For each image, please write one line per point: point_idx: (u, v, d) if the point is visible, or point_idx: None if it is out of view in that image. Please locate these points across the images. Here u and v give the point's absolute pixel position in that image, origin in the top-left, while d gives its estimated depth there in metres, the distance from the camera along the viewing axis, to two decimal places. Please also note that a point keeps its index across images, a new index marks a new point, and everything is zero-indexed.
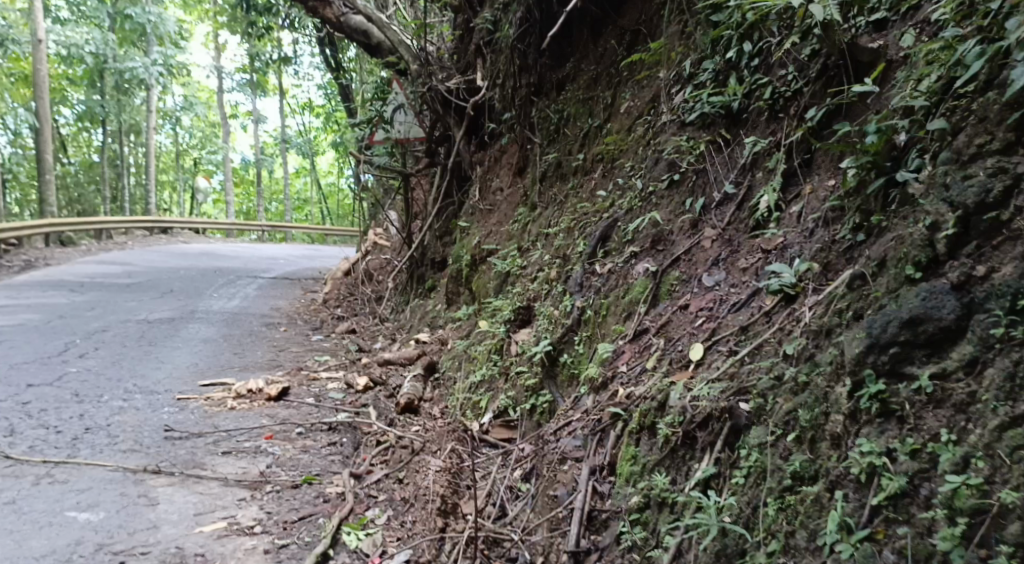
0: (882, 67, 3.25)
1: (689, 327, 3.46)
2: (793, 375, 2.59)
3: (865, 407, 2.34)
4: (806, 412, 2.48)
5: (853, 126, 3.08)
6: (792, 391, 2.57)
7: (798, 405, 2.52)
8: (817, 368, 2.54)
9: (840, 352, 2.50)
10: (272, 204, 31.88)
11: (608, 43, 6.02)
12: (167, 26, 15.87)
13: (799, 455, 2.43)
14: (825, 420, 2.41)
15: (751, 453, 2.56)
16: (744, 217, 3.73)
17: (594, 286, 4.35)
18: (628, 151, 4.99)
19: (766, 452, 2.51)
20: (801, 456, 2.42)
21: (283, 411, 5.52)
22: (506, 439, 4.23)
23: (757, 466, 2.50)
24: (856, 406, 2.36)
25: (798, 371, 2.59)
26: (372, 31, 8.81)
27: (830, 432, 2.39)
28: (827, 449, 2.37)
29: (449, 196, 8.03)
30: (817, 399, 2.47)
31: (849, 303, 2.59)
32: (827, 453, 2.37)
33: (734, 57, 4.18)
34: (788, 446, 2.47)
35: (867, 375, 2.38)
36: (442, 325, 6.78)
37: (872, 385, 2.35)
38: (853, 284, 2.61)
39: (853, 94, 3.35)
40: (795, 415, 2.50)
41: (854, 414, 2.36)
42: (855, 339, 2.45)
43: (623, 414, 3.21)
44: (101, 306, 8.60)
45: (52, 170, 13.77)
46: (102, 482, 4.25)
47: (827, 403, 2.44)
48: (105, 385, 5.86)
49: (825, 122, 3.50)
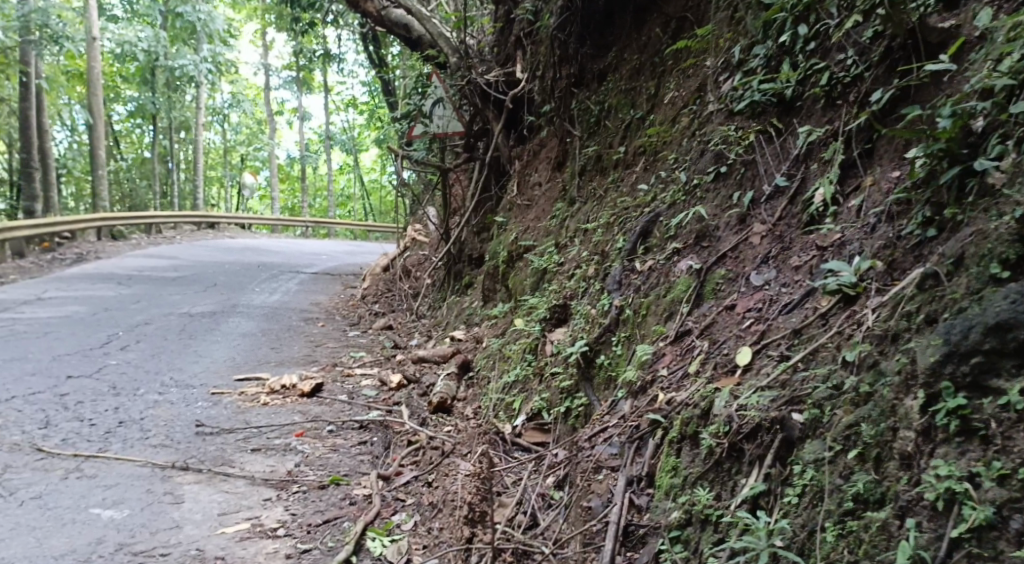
0: (960, 43, 2.98)
1: (736, 329, 3.22)
2: (854, 385, 2.34)
3: (941, 424, 2.08)
4: (870, 426, 2.23)
5: (924, 110, 2.83)
6: (852, 403, 2.32)
7: (860, 418, 2.27)
8: (882, 378, 2.28)
9: (910, 360, 2.24)
10: (316, 200, 32.19)
11: (652, 31, 5.78)
12: (217, 24, 15.92)
13: (862, 475, 2.18)
14: (893, 436, 2.17)
15: (805, 469, 2.31)
16: (797, 212, 3.48)
17: (634, 284, 4.13)
18: (671, 143, 4.75)
19: (823, 470, 2.27)
20: (866, 477, 2.17)
21: (315, 408, 5.41)
22: (539, 443, 4.04)
23: (813, 486, 2.26)
24: (931, 423, 2.11)
25: (860, 381, 2.33)
26: (413, 25, 8.76)
27: (899, 451, 2.14)
28: (896, 470, 2.12)
29: (487, 190, 7.85)
30: (883, 412, 2.22)
31: (921, 305, 2.33)
32: (896, 474, 2.12)
33: (788, 41, 3.93)
34: (849, 464, 2.22)
35: (944, 388, 2.12)
36: (477, 323, 6.62)
37: (950, 399, 2.10)
38: (924, 285, 2.35)
39: (923, 76, 3.09)
40: (857, 429, 2.25)
41: (927, 431, 2.11)
42: (930, 347, 2.20)
43: (664, 421, 3.00)
44: (145, 299, 8.63)
45: (104, 164, 13.97)
46: (129, 478, 4.18)
47: (895, 418, 2.19)
48: (142, 379, 5.83)
49: (891, 108, 3.25)
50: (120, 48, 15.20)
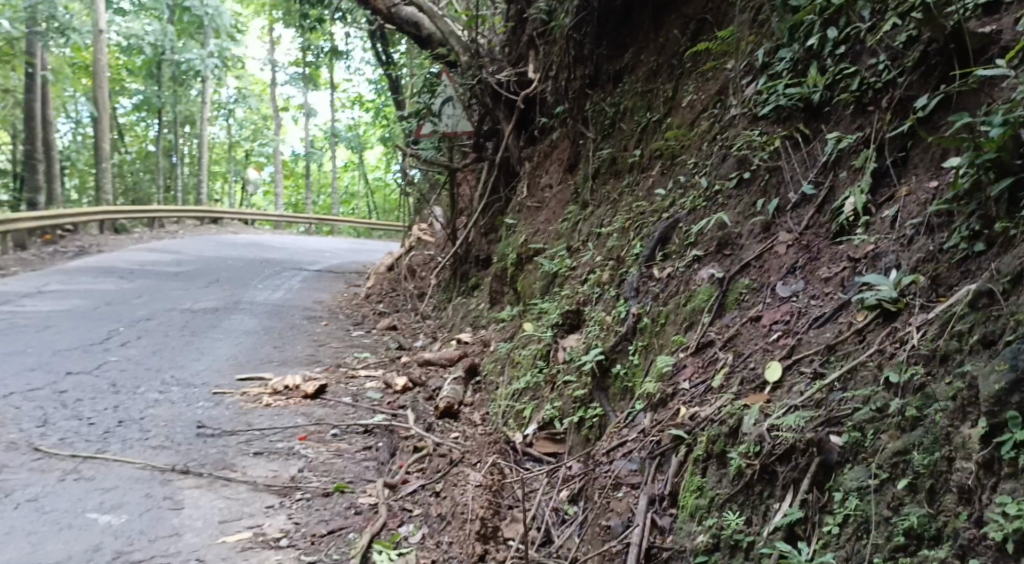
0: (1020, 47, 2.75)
1: (762, 342, 3.09)
2: (899, 408, 2.21)
3: (1007, 457, 1.91)
4: (922, 454, 2.09)
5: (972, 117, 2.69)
6: (899, 428, 2.19)
7: (910, 444, 2.13)
8: (933, 403, 2.15)
9: (966, 385, 2.10)
10: (320, 196, 32.11)
11: (670, 32, 5.66)
12: (224, 19, 15.82)
13: (913, 507, 2.04)
14: (949, 468, 2.02)
15: (847, 497, 2.18)
16: (826, 221, 3.37)
17: (652, 291, 4.00)
18: (690, 147, 4.63)
19: (868, 499, 2.14)
20: (918, 510, 2.03)
21: (319, 410, 5.29)
22: (551, 453, 3.92)
23: (857, 515, 2.13)
24: (994, 456, 1.94)
25: (906, 404, 2.20)
26: (424, 22, 8.63)
27: (957, 484, 1.99)
28: (954, 504, 1.97)
29: (496, 191, 7.73)
30: (937, 440, 2.08)
31: (973, 325, 2.19)
32: (954, 509, 1.96)
33: (817, 44, 3.81)
34: (898, 495, 2.09)
35: (1010, 418, 1.95)
36: (484, 326, 6.49)
37: (1018, 431, 1.92)
38: (978, 303, 2.22)
39: (964, 83, 2.97)
40: (907, 457, 2.12)
41: (989, 464, 1.95)
42: (987, 372, 2.07)
43: (687, 437, 2.87)
44: (148, 295, 8.52)
45: (109, 157, 13.86)
46: (128, 481, 4.06)
47: (951, 447, 2.05)
48: (143, 376, 5.72)
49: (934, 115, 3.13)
50: (126, 42, 15.10)
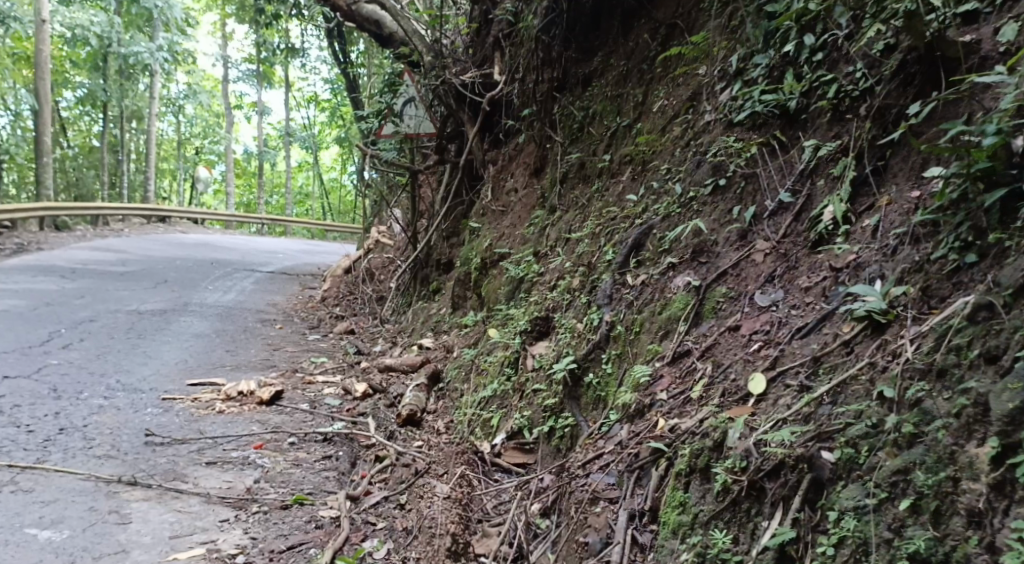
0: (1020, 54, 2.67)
1: (742, 352, 3.03)
2: (896, 424, 2.16)
3: (1021, 480, 1.89)
4: (926, 474, 2.04)
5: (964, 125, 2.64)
6: (897, 445, 2.13)
7: (910, 463, 2.08)
8: (931, 420, 2.10)
9: (971, 403, 2.05)
10: (273, 197, 31.49)
11: (640, 37, 5.61)
12: (175, 12, 15.36)
13: (917, 530, 1.99)
14: (955, 489, 1.98)
15: (843, 517, 2.12)
16: (804, 229, 3.33)
17: (626, 298, 3.91)
18: (662, 153, 4.57)
19: (866, 520, 2.08)
20: (924, 533, 1.97)
21: (275, 417, 5.07)
22: (520, 464, 3.81)
23: (855, 536, 2.07)
24: (1007, 477, 1.91)
25: (903, 420, 2.15)
26: (385, 22, 8.54)
27: (965, 506, 1.95)
28: (963, 528, 1.93)
29: (459, 195, 7.58)
30: (941, 459, 2.03)
31: (973, 339, 2.16)
32: (963, 533, 1.92)
33: (793, 51, 3.78)
34: (900, 516, 2.03)
35: None
36: (447, 331, 6.34)
37: None
38: (977, 317, 2.19)
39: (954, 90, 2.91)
40: (909, 476, 2.06)
41: (1000, 485, 1.92)
42: (994, 391, 2.03)
43: (667, 450, 2.82)
44: (91, 295, 8.13)
45: (49, 152, 13.27)
46: (70, 494, 3.81)
47: (956, 467, 2.00)
48: (87, 381, 5.42)
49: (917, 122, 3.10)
50: (72, 33, 14.58)
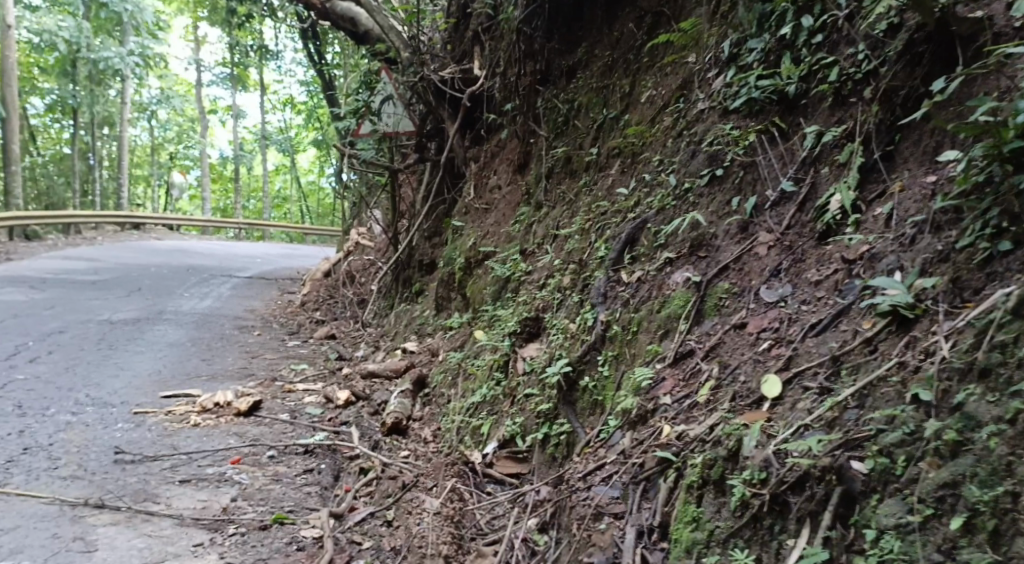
0: None
1: (750, 352, 2.85)
2: (936, 431, 2.01)
3: None
4: (978, 489, 1.88)
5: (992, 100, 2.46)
6: (939, 455, 1.99)
7: (957, 475, 1.93)
8: (978, 427, 1.96)
9: None
10: (250, 201, 31.07)
11: (625, 26, 5.42)
12: (145, 16, 15.02)
13: (974, 552, 1.83)
14: (1016, 505, 1.81)
15: (882, 536, 1.97)
16: (809, 220, 3.15)
17: (621, 297, 3.71)
18: (653, 144, 4.38)
19: (911, 540, 1.92)
20: (982, 556, 1.81)
21: (254, 429, 4.82)
22: (513, 474, 3.59)
23: (901, 558, 1.91)
24: None
25: (945, 427, 2.01)
26: (360, 18, 8.33)
27: None
28: None
29: (441, 194, 7.36)
30: (996, 472, 1.87)
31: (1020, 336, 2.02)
32: None
33: (790, 34, 3.60)
34: (952, 536, 1.88)
35: None
36: (431, 334, 6.12)
37: None
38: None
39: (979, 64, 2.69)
40: (958, 490, 1.91)
41: None
42: None
43: (676, 460, 2.64)
44: (61, 305, 7.82)
45: (17, 160, 12.86)
46: (31, 520, 3.54)
47: (1014, 480, 1.84)
48: (54, 396, 5.13)
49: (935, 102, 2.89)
50: (38, 37, 14.13)
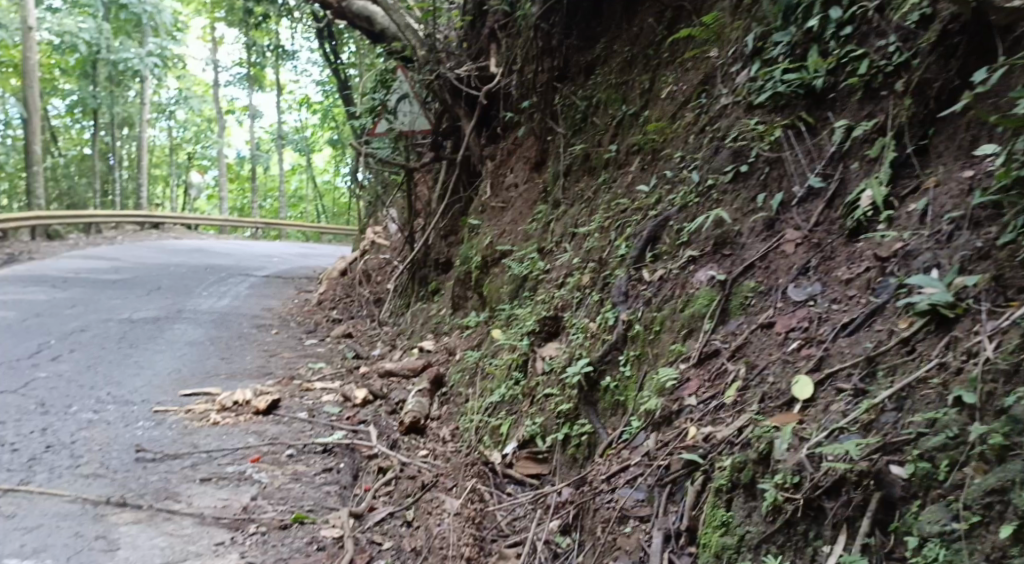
0: None
1: (778, 352, 2.78)
2: (982, 435, 1.95)
3: None
4: None
5: None
6: (985, 460, 1.93)
7: (1006, 481, 1.87)
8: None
9: None
10: (267, 201, 31.20)
11: (645, 21, 5.35)
12: (164, 17, 15.10)
13: None
14: None
15: (926, 544, 1.92)
16: (839, 216, 3.07)
17: (643, 296, 3.64)
18: (674, 140, 4.30)
19: (957, 549, 1.86)
20: None
21: (273, 428, 4.79)
22: (533, 475, 3.54)
23: None
24: None
25: (990, 431, 1.94)
26: (376, 17, 8.34)
27: None
28: None
29: (456, 192, 7.31)
30: None
31: None
32: None
33: (817, 26, 3.51)
34: (1000, 544, 1.81)
35: None
36: (448, 333, 6.08)
37: None
38: None
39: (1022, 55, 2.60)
40: (1006, 496, 1.85)
41: None
42: None
43: (702, 463, 2.58)
44: (82, 304, 7.86)
45: (39, 161, 12.97)
46: (53, 518, 3.52)
47: None
48: (76, 394, 5.14)
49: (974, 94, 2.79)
50: (59, 39, 14.24)
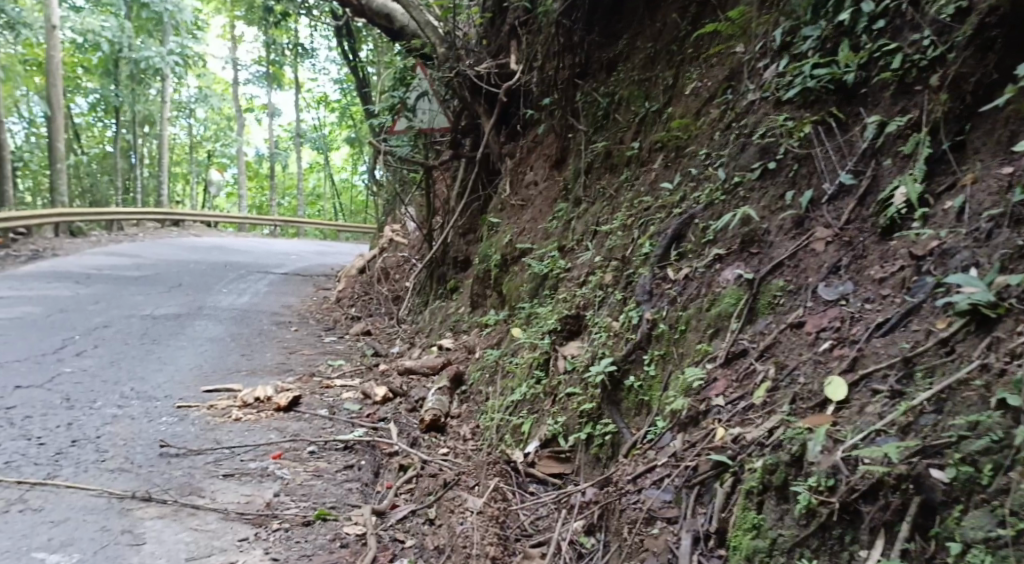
0: None
1: (808, 353, 2.73)
2: None
3: None
4: None
5: None
6: None
7: None
8: None
9: None
10: (285, 199, 31.35)
11: (668, 17, 5.30)
12: (185, 17, 15.21)
13: None
14: None
15: (970, 549, 1.91)
16: (871, 214, 3.02)
17: (668, 294, 3.59)
18: (699, 138, 4.24)
19: (1001, 556, 1.85)
20: None
21: (293, 425, 4.79)
22: (555, 475, 3.50)
23: None
24: None
25: None
26: (396, 15, 8.33)
27: None
28: None
29: (475, 190, 7.27)
30: None
31: None
32: None
33: (848, 20, 3.46)
34: None
35: None
36: (467, 331, 6.05)
37: None
38: None
39: None
40: None
41: None
42: None
43: (732, 464, 2.55)
44: (106, 300, 7.92)
45: (63, 158, 13.10)
46: (80, 512, 3.54)
47: None
48: (101, 389, 5.17)
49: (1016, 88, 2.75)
50: (83, 38, 14.37)
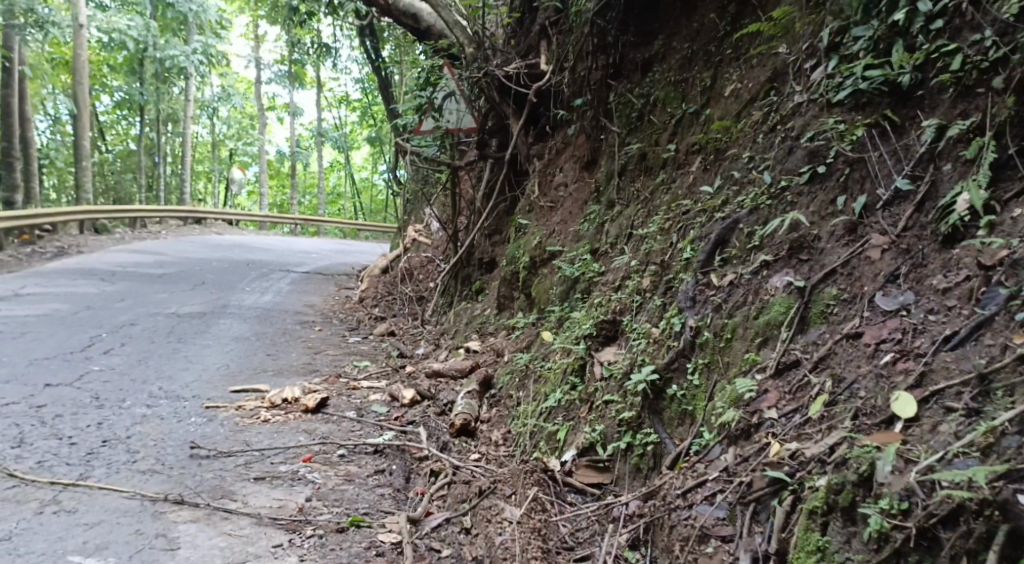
0: None
1: (868, 366, 2.66)
2: None
3: None
4: None
5: None
6: None
7: None
8: None
9: None
10: (305, 197, 31.44)
11: (705, 17, 5.18)
12: (210, 16, 15.28)
13: None
14: None
15: None
16: (930, 221, 2.92)
17: (712, 301, 3.48)
18: (739, 140, 4.12)
19: None
20: None
21: (322, 427, 4.73)
22: (595, 484, 3.41)
23: None
24: None
25: None
26: (422, 15, 8.23)
27: None
28: None
29: (503, 192, 7.16)
30: None
31: None
32: None
33: (903, 20, 3.35)
34: None
35: None
36: (494, 334, 5.98)
37: None
38: None
39: None
40: None
41: None
42: None
43: (790, 482, 2.51)
44: (131, 298, 7.92)
45: (88, 156, 13.17)
46: (114, 514, 3.51)
47: None
48: (129, 389, 5.15)
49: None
50: (109, 37, 14.44)
